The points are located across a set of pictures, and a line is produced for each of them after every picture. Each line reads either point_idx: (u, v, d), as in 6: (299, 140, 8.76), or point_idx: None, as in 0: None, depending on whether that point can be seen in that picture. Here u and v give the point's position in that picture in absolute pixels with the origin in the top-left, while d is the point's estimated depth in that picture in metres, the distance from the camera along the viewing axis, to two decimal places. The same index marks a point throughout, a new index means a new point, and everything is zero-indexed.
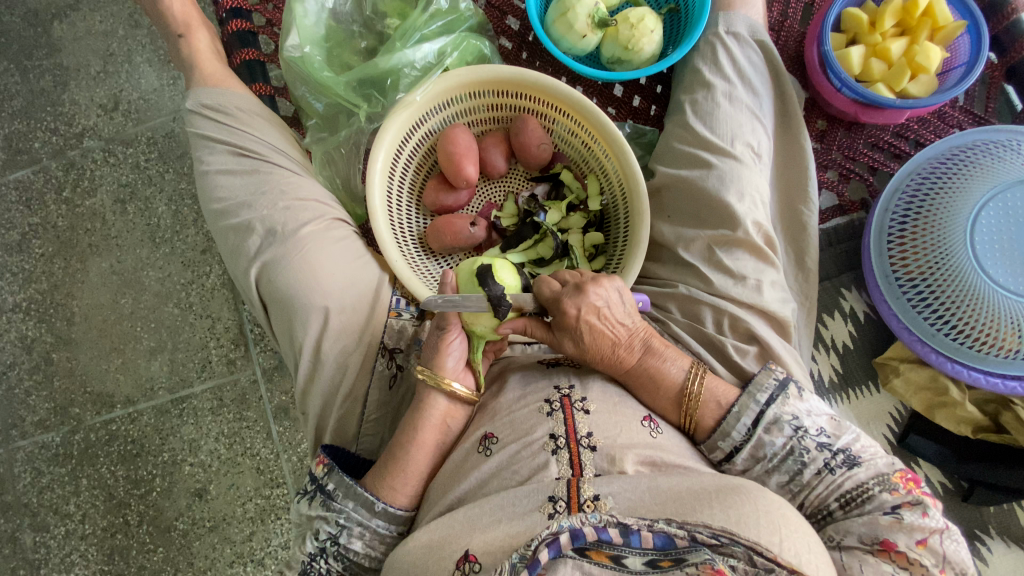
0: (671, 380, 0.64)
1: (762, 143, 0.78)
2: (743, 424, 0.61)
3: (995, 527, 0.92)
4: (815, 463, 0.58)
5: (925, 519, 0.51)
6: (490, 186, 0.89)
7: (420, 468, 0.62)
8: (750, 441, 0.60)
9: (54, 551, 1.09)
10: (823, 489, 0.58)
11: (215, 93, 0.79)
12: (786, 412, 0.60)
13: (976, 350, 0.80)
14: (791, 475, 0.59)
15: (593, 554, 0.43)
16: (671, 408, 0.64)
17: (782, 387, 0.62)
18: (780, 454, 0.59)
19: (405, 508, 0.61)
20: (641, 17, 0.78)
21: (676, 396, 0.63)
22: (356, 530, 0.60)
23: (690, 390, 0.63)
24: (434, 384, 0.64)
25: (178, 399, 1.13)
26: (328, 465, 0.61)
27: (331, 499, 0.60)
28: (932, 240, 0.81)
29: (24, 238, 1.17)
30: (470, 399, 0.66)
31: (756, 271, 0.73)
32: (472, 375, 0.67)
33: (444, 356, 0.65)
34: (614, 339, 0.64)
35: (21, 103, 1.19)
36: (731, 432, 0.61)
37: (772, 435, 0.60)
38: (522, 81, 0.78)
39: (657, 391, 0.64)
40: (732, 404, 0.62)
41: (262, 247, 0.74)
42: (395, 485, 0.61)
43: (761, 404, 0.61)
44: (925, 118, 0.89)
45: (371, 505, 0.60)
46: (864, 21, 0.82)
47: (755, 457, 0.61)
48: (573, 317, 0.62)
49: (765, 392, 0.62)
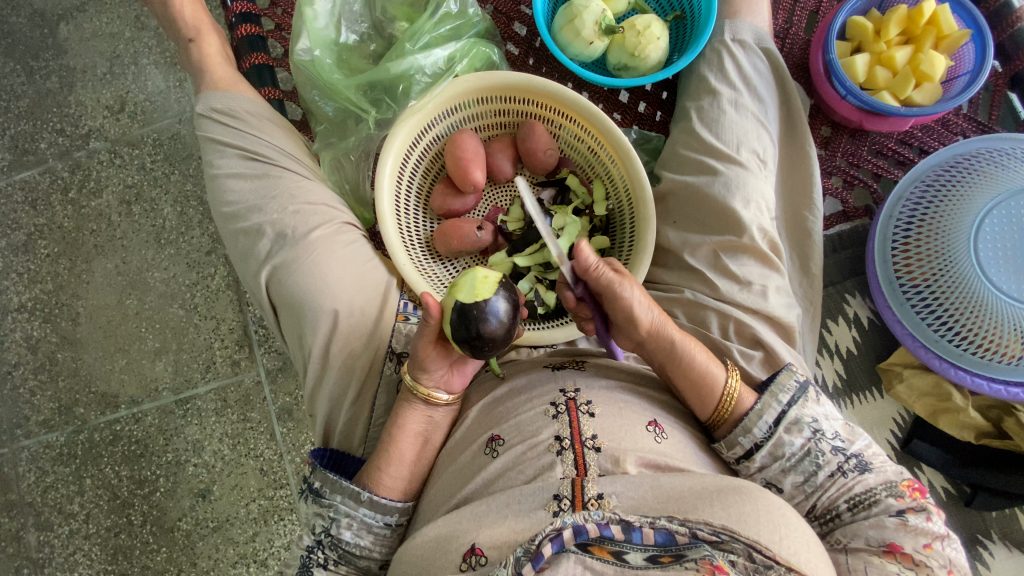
0: (712, 382, 0.63)
1: (767, 150, 0.79)
2: (764, 422, 0.60)
3: (997, 532, 0.93)
4: (829, 465, 0.58)
5: (930, 524, 0.52)
6: (496, 190, 0.89)
7: (408, 456, 0.64)
8: (770, 440, 0.60)
9: (57, 551, 1.09)
10: (835, 490, 0.58)
11: (225, 97, 0.80)
12: (806, 414, 0.60)
13: (979, 356, 0.81)
14: (807, 476, 0.59)
15: (595, 550, 0.44)
16: (706, 407, 0.63)
17: (802, 390, 0.61)
18: (798, 454, 0.59)
19: (393, 499, 0.62)
20: (648, 24, 0.78)
21: (716, 399, 0.63)
22: (344, 521, 0.61)
23: (728, 389, 0.63)
24: (416, 394, 0.65)
25: (182, 400, 1.14)
26: (312, 465, 0.62)
27: (320, 496, 0.61)
28: (936, 247, 0.81)
29: (29, 238, 1.18)
30: (450, 402, 0.67)
31: (761, 277, 0.73)
32: (459, 377, 0.68)
33: (428, 373, 0.65)
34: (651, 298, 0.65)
35: (27, 104, 1.20)
36: (753, 429, 0.61)
37: (792, 435, 0.60)
38: (530, 87, 0.78)
39: (701, 393, 0.63)
40: (753, 404, 0.62)
41: (272, 250, 0.74)
42: (384, 476, 0.63)
43: (783, 404, 0.61)
44: (929, 125, 0.89)
45: (356, 495, 0.61)
46: (870, 29, 0.82)
47: (774, 455, 0.60)
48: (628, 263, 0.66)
49: (787, 393, 0.61)
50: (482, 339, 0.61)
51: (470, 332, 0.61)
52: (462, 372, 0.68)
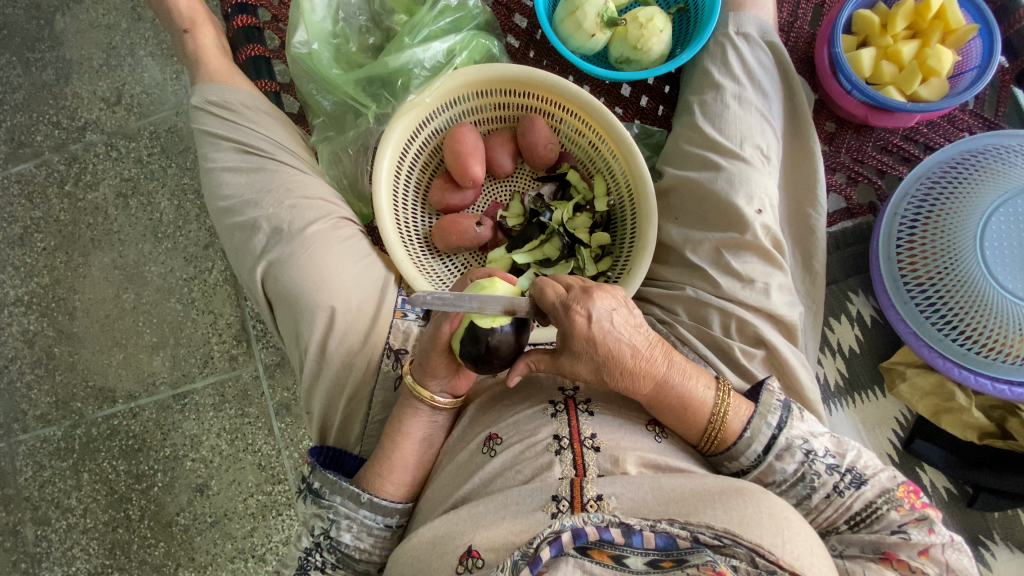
0: (699, 404, 0.59)
1: (771, 145, 0.78)
2: (753, 450, 0.58)
3: (999, 533, 0.92)
4: (825, 487, 0.57)
5: (931, 535, 0.51)
6: (495, 185, 0.88)
7: (408, 461, 0.63)
8: (759, 467, 0.59)
9: (55, 545, 1.08)
10: (832, 511, 0.56)
11: (221, 89, 0.79)
12: (796, 437, 0.58)
13: (983, 355, 0.80)
14: (800, 499, 0.58)
15: (595, 554, 0.43)
16: (693, 430, 0.60)
17: (787, 409, 0.60)
18: (791, 480, 0.58)
19: (395, 500, 0.61)
20: (650, 17, 0.77)
21: (703, 423, 0.59)
22: (344, 523, 0.60)
23: (716, 417, 0.59)
24: (417, 395, 0.63)
25: (179, 394, 1.13)
26: (311, 464, 0.61)
27: (320, 496, 0.60)
28: (941, 245, 0.80)
29: (26, 231, 1.17)
30: (450, 407, 0.65)
31: (764, 275, 0.72)
32: (465, 383, 0.65)
33: (431, 378, 0.62)
34: (632, 348, 0.57)
35: (23, 96, 1.18)
36: (739, 457, 0.59)
37: (783, 462, 0.58)
38: (530, 80, 0.77)
39: (685, 417, 0.59)
40: (743, 429, 0.59)
41: (267, 245, 0.73)
42: (382, 475, 0.62)
43: (773, 428, 0.59)
44: (935, 121, 0.88)
45: (357, 496, 0.60)
46: (876, 22, 0.81)
47: (763, 481, 0.59)
48: (583, 326, 0.55)
49: (775, 415, 0.59)
50: (489, 357, 0.56)
51: (479, 349, 0.56)
52: (468, 375, 0.65)
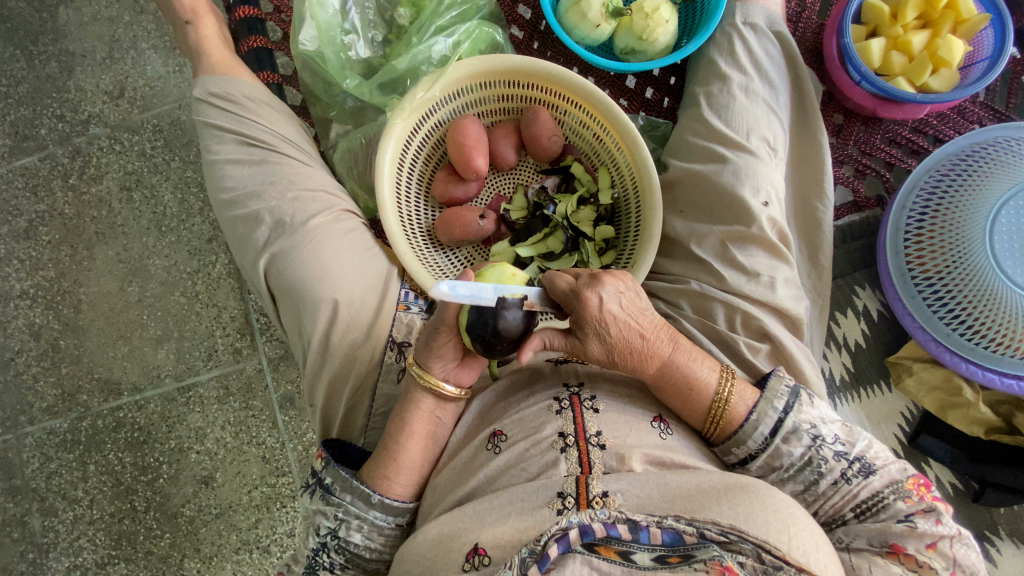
0: (703, 392, 0.59)
1: (777, 137, 0.77)
2: (760, 433, 0.58)
3: (1005, 528, 0.92)
4: (832, 472, 0.56)
5: (938, 527, 0.50)
6: (499, 178, 0.88)
7: (414, 459, 0.62)
8: (766, 449, 0.58)
9: (62, 536, 1.09)
10: (839, 498, 0.56)
11: (223, 81, 0.78)
12: (803, 421, 0.58)
13: (991, 350, 0.79)
14: (806, 485, 0.57)
15: (602, 550, 0.42)
16: (696, 414, 0.60)
17: (795, 394, 0.59)
18: (798, 464, 0.57)
19: (403, 499, 0.61)
20: (656, 7, 0.76)
21: (706, 409, 0.59)
22: (354, 523, 0.60)
23: (720, 403, 0.59)
24: (424, 384, 0.62)
25: (184, 386, 1.13)
26: (323, 459, 0.61)
27: (330, 493, 0.60)
28: (950, 237, 0.79)
29: (31, 224, 1.17)
30: (458, 398, 0.64)
31: (770, 268, 0.71)
32: (469, 371, 0.64)
33: (437, 360, 0.62)
34: (641, 331, 0.58)
35: (27, 89, 1.18)
36: (746, 440, 0.59)
37: (790, 445, 0.57)
38: (534, 71, 0.76)
39: (689, 405, 0.60)
40: (748, 413, 0.59)
41: (270, 238, 0.73)
42: (388, 473, 0.61)
43: (779, 411, 0.58)
44: (945, 112, 0.87)
45: (367, 497, 0.60)
46: (886, 12, 0.80)
47: (771, 465, 0.58)
48: (596, 308, 0.55)
49: (781, 399, 0.59)
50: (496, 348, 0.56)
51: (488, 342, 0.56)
52: (473, 365, 0.64)
